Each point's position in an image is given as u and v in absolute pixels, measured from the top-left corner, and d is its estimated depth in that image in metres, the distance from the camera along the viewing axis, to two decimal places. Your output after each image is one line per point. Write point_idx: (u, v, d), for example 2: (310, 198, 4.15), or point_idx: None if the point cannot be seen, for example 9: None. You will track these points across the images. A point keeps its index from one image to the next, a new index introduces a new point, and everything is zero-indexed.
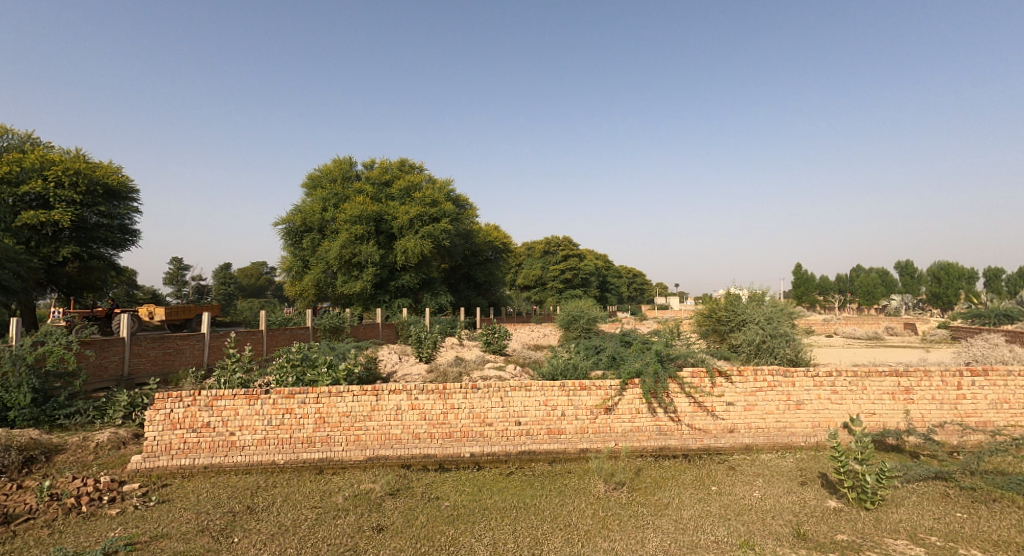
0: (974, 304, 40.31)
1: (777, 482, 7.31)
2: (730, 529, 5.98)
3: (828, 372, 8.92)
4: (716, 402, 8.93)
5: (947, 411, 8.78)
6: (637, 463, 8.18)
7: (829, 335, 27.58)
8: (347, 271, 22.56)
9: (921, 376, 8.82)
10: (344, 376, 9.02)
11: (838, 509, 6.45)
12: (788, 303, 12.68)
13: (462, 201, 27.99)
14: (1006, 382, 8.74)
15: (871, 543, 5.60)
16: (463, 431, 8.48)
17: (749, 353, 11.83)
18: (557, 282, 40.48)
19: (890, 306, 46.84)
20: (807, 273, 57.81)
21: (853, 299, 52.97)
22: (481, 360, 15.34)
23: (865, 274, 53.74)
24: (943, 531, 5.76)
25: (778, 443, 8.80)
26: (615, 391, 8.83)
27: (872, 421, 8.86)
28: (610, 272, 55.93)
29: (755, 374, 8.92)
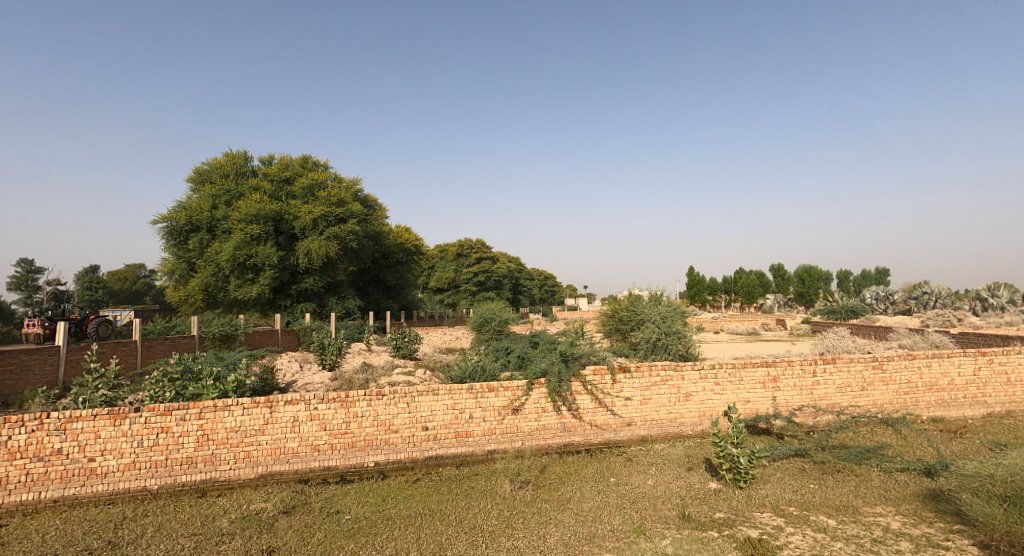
0: (830, 302, 46.19)
1: (668, 469, 7.88)
2: (623, 517, 6.34)
3: (711, 364, 9.76)
4: (615, 398, 9.41)
5: (807, 395, 9.96)
6: (542, 460, 8.41)
7: (719, 331, 29.94)
8: (241, 274, 20.84)
9: (786, 365, 9.94)
10: (234, 388, 8.36)
11: (718, 490, 7.07)
12: (681, 303, 13.61)
13: (371, 201, 27.12)
14: (852, 368, 10.11)
15: (743, 518, 6.22)
16: (367, 440, 8.20)
17: (646, 350, 12.47)
18: (470, 285, 40.36)
19: (765, 303, 52.28)
20: (698, 274, 62.57)
21: (735, 298, 58.43)
22: (390, 367, 14.94)
23: (745, 275, 59.53)
24: (800, 501, 6.53)
25: (670, 433, 9.51)
26: (521, 391, 9.01)
27: (747, 408, 9.81)
28: (522, 274, 56.98)
29: (649, 369, 9.53)
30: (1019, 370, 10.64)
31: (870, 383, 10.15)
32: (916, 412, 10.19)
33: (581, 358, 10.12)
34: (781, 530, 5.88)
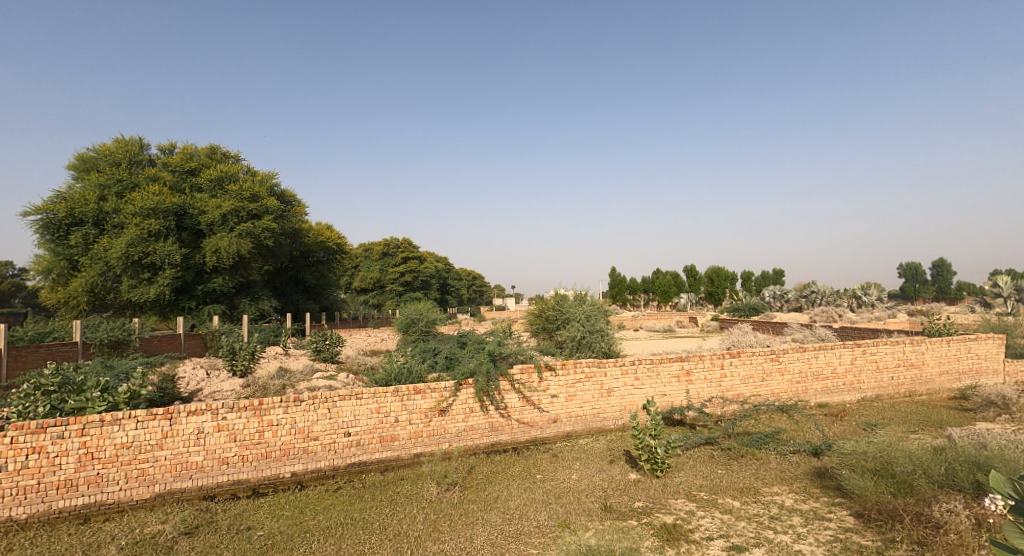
0: (737, 300, 49.68)
1: (592, 463, 8.08)
2: (548, 513, 6.41)
3: (632, 360, 10.12)
4: (542, 395, 9.51)
5: (716, 387, 10.61)
6: (470, 461, 8.35)
7: (638, 329, 31.28)
8: (136, 273, 19.00)
9: (698, 359, 10.53)
10: (125, 400, 7.59)
11: (637, 480, 7.34)
12: (603, 302, 14.04)
13: (288, 196, 25.74)
14: (756, 360, 10.89)
15: (659, 505, 6.49)
16: (283, 449, 7.74)
17: (571, 348, 12.75)
18: (397, 285, 39.34)
19: (680, 301, 55.28)
20: (619, 274, 65.07)
21: (653, 297, 61.36)
22: (309, 371, 14.25)
23: (662, 275, 62.67)
24: (710, 486, 6.92)
25: (593, 427, 9.78)
26: (449, 392, 8.85)
27: (664, 401, 10.29)
28: (450, 274, 56.55)
29: (574, 366, 9.72)
30: (891, 358, 11.97)
31: (769, 374, 10.98)
32: (807, 398, 11.19)
33: (508, 357, 10.15)
34: (692, 514, 6.19)
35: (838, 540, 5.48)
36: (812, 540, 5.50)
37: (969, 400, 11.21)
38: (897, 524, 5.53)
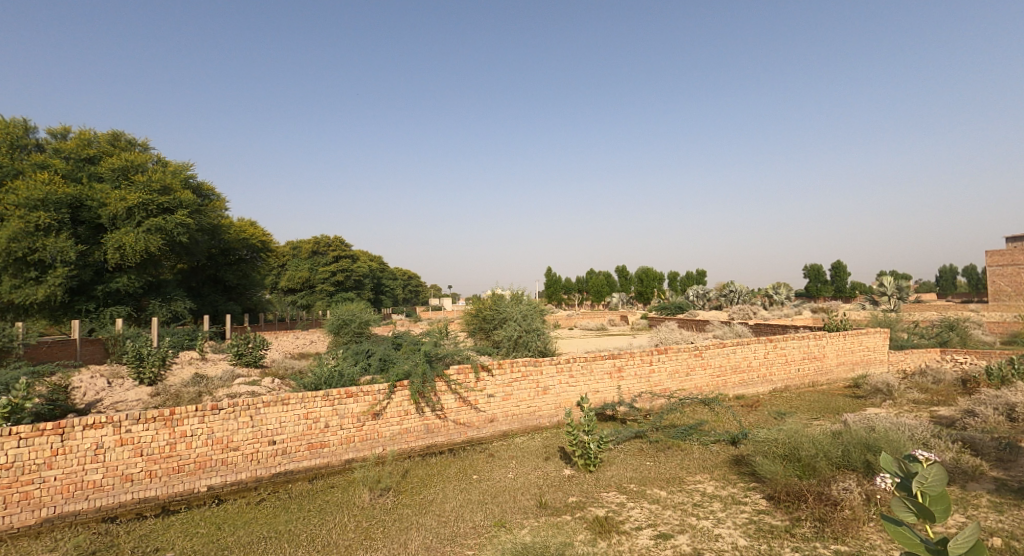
0: (665, 298, 51.78)
1: (527, 461, 8.04)
2: (483, 512, 6.30)
3: (567, 358, 10.20)
4: (479, 395, 9.38)
5: (645, 383, 10.92)
6: (404, 465, 8.06)
7: (572, 328, 31.80)
8: (22, 271, 16.99)
9: (630, 356, 10.79)
10: (6, 414, 6.71)
11: (571, 476, 7.38)
12: (539, 301, 14.08)
13: (206, 189, 24.05)
14: (683, 356, 11.32)
15: (592, 499, 6.54)
16: (198, 462, 7.13)
17: (508, 347, 12.71)
18: (328, 285, 37.60)
19: (612, 300, 56.89)
20: (554, 275, 66.11)
21: (587, 297, 62.78)
22: (229, 377, 13.32)
23: (595, 275, 64.26)
24: (640, 478, 7.07)
25: (528, 426, 9.76)
26: (382, 395, 8.50)
27: (597, 397, 10.46)
28: (385, 274, 55.12)
29: (511, 365, 9.65)
30: (799, 351, 12.85)
31: (694, 369, 11.45)
32: (726, 391, 11.78)
33: (443, 358, 9.93)
34: (623, 506, 6.28)
35: (753, 522, 5.72)
36: (730, 524, 5.72)
37: (863, 388, 12.27)
38: (801, 504, 5.86)
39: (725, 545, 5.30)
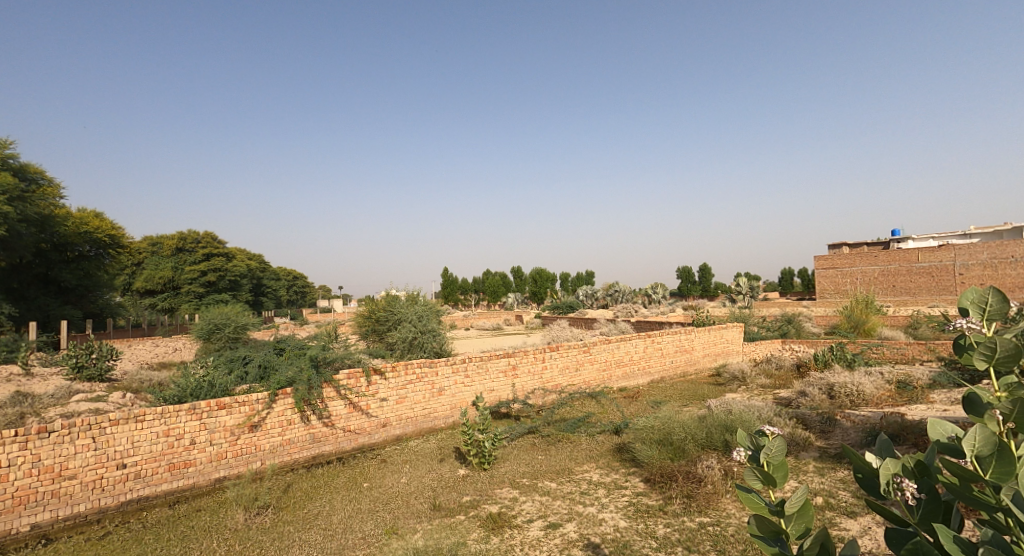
0: (557, 298, 53.42)
1: (421, 464, 7.61)
2: (374, 521, 5.80)
3: (462, 358, 9.92)
4: (371, 400, 8.70)
5: (538, 379, 10.97)
6: (286, 479, 7.23)
7: (466, 328, 31.64)
8: None
9: (524, 354, 10.79)
10: None
11: (466, 475, 7.09)
12: (435, 302, 13.60)
13: (33, 172, 20.29)
14: (573, 352, 11.59)
15: (485, 496, 6.33)
16: (19, 497, 5.68)
17: (402, 349, 12.10)
18: (196, 286, 33.71)
19: (507, 300, 57.58)
20: (448, 275, 65.44)
21: (483, 297, 62.97)
22: (63, 394, 11.22)
23: (490, 275, 64.66)
24: (532, 472, 6.99)
25: (423, 428, 9.30)
26: (262, 405, 7.53)
27: (492, 396, 10.28)
28: (266, 274, 50.85)
29: (405, 368, 9.12)
30: (672, 345, 13.79)
31: (582, 364, 11.73)
32: (612, 384, 12.26)
33: (332, 362, 9.07)
34: (516, 501, 6.13)
35: (632, 504, 5.87)
36: (612, 508, 5.81)
37: (722, 376, 13.48)
38: (672, 483, 6.12)
39: (607, 529, 5.35)
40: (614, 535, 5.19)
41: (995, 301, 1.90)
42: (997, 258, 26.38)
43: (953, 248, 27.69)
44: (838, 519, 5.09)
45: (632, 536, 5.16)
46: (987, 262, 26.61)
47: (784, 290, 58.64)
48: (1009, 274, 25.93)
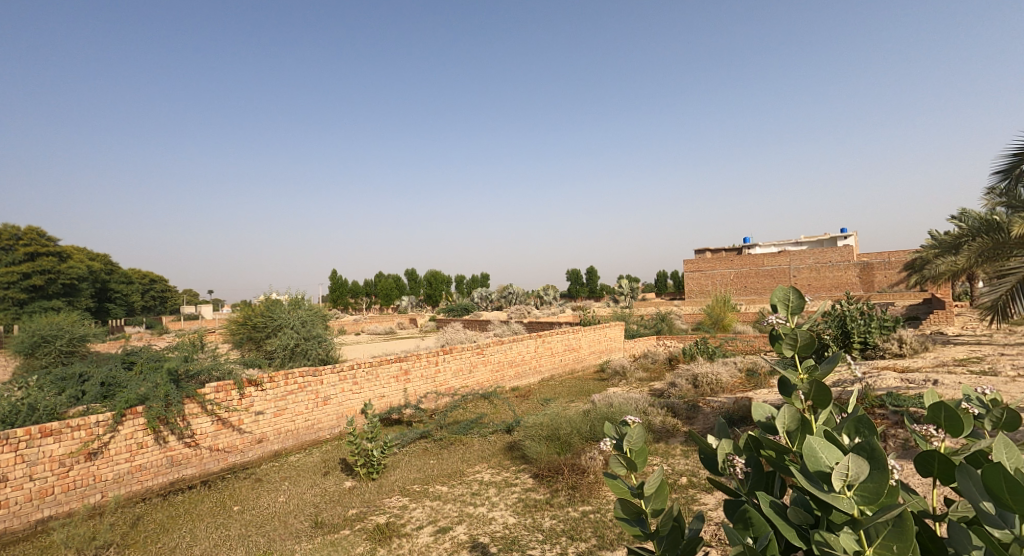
0: (449, 300, 52.88)
1: (302, 480, 6.69)
2: (244, 547, 5.01)
3: (350, 364, 9.00)
4: (244, 415, 7.51)
5: (431, 383, 10.52)
6: (135, 511, 5.89)
7: (355, 333, 29.94)
8: None
9: (416, 359, 10.24)
10: None
11: (352, 487, 6.43)
12: (323, 306, 12.30)
13: None
14: (464, 354, 11.32)
15: (373, 507, 5.81)
16: None
17: (282, 357, 10.53)
18: (21, 292, 28.17)
19: (398, 304, 55.84)
20: (334, 278, 61.95)
21: (372, 301, 60.42)
22: None
23: (379, 279, 62.29)
24: (424, 477, 6.61)
25: (305, 442, 8.22)
26: (104, 428, 6.09)
27: (381, 403, 9.53)
28: (115, 277, 44.13)
29: (285, 378, 8.03)
30: (560, 344, 14.17)
31: (475, 366, 11.59)
32: (504, 384, 12.21)
33: (196, 376, 7.63)
34: (405, 509, 5.74)
35: (522, 499, 5.82)
36: (503, 505, 5.69)
37: (605, 372, 14.09)
38: (558, 476, 6.20)
39: (497, 527, 5.21)
40: (503, 533, 5.07)
41: (793, 296, 1.97)
42: (820, 262, 31.09)
43: (789, 254, 32.06)
44: (700, 495, 5.42)
45: (519, 531, 5.08)
46: (814, 266, 31.19)
47: (656, 292, 63.79)
48: (829, 276, 30.67)
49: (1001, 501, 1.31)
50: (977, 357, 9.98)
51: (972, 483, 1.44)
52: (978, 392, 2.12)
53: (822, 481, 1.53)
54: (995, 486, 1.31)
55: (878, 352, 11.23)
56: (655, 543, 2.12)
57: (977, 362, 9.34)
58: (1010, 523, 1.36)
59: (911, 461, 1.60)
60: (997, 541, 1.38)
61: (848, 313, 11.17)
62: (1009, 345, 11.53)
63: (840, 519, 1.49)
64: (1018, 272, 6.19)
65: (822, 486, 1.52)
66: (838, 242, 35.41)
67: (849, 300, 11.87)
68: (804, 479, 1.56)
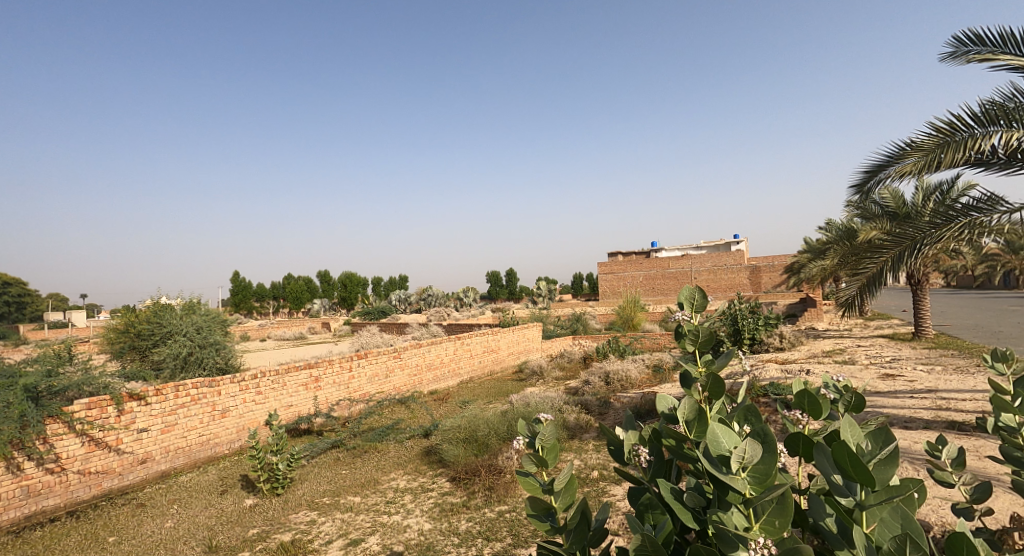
0: (364, 302, 51.23)
1: (195, 501, 6.13)
2: None
3: (253, 374, 8.40)
4: (123, 434, 6.75)
5: (344, 390, 10.06)
6: None
7: (262, 338, 27.89)
8: None
9: (327, 365, 9.75)
10: None
11: (253, 505, 5.99)
12: (221, 311, 11.36)
13: None
14: (380, 358, 10.95)
15: (277, 525, 5.44)
16: None
17: (173, 368, 9.59)
18: None
19: (309, 307, 53.23)
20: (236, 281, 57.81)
21: (279, 305, 57.12)
22: None
23: (287, 281, 58.99)
24: (335, 489, 6.31)
25: (199, 459, 7.53)
26: None
27: (289, 413, 8.97)
28: None
29: (176, 391, 7.34)
30: (480, 346, 14.17)
31: (392, 370, 11.25)
32: (421, 388, 11.98)
33: (63, 392, 6.72)
34: (313, 524, 5.43)
35: (438, 504, 5.73)
36: (418, 512, 5.57)
37: (524, 372, 14.28)
38: (475, 478, 6.19)
39: (411, 534, 5.09)
40: (418, 540, 4.97)
41: (698, 294, 2.03)
42: (717, 265, 33.72)
43: (691, 258, 34.42)
44: (610, 487, 5.64)
45: (435, 537, 5.00)
46: (712, 269, 33.75)
47: (571, 293, 65.81)
48: (724, 278, 33.32)
49: (849, 472, 1.49)
50: (841, 349, 11.33)
51: (825, 458, 1.62)
52: (830, 379, 2.38)
53: (721, 463, 1.63)
54: (847, 461, 1.48)
55: (763, 347, 12.38)
56: (564, 537, 2.15)
57: (842, 353, 10.61)
58: (854, 491, 1.55)
59: (782, 443, 1.73)
60: (846, 508, 1.57)
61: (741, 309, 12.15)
62: (867, 338, 13.19)
63: (734, 498, 1.60)
64: (867, 273, 7.10)
65: (721, 468, 1.63)
66: (731, 246, 38.57)
67: (740, 299, 12.98)
68: (707, 462, 1.66)
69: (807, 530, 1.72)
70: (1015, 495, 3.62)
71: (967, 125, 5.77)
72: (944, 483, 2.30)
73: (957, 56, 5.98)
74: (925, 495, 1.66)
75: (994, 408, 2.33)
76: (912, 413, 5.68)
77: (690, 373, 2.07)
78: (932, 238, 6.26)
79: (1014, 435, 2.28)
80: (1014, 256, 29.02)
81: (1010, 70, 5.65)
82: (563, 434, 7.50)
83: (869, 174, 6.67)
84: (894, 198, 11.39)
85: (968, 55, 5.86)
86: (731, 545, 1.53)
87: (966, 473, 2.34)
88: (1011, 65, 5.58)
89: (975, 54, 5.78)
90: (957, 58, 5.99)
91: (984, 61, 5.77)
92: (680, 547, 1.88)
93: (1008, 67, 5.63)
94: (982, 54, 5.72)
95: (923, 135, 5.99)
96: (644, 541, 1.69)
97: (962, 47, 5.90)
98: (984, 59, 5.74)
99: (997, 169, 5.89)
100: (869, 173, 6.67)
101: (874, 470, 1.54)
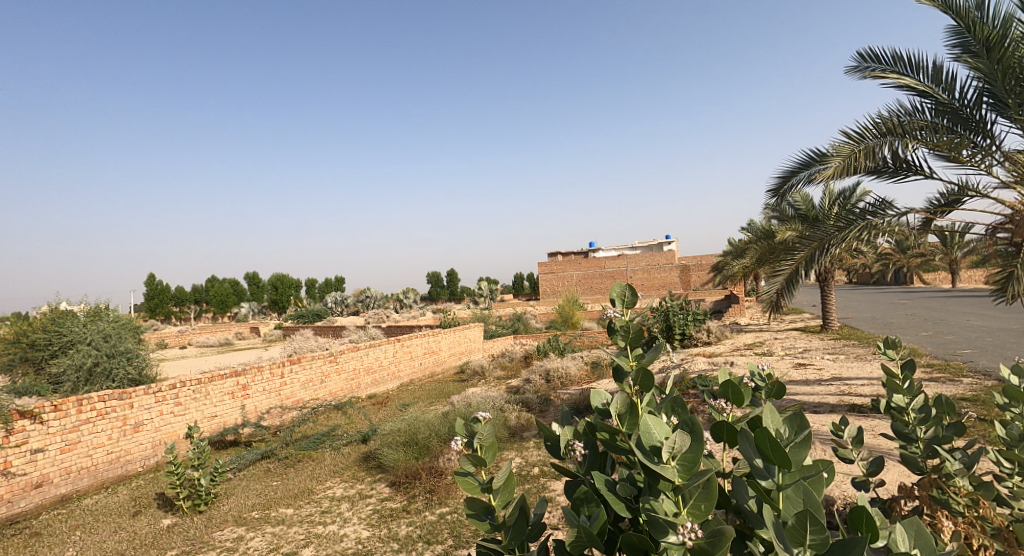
0: (297, 305, 49.10)
1: (103, 525, 5.67)
2: None
3: (171, 384, 7.88)
4: (13, 455, 6.14)
5: (274, 397, 9.63)
6: None
7: (181, 345, 25.94)
8: None
9: (255, 372, 9.28)
10: None
11: (171, 525, 5.63)
12: (133, 317, 10.54)
13: None
14: (314, 364, 10.57)
15: (199, 545, 5.13)
16: None
17: (75, 381, 8.71)
18: None
19: (237, 311, 50.40)
20: (154, 284, 53.65)
21: (203, 310, 53.65)
22: None
23: (212, 284, 55.54)
24: (264, 502, 6.02)
25: (107, 479, 6.96)
26: None
27: (213, 424, 8.48)
28: None
29: (79, 405, 6.78)
30: (420, 348, 13.96)
31: (327, 375, 10.87)
32: (359, 392, 11.68)
33: None
34: (241, 540, 5.19)
35: (376, 510, 5.62)
36: (356, 520, 5.44)
37: (465, 372, 14.24)
38: (415, 482, 6.14)
39: (348, 543, 4.97)
40: (356, 548, 4.86)
41: (629, 292, 2.12)
42: (650, 265, 35.13)
43: (626, 257, 35.59)
44: (549, 483, 5.75)
45: (373, 544, 4.91)
46: (645, 268, 35.07)
47: (512, 292, 66.25)
48: (657, 277, 34.78)
49: (768, 455, 1.62)
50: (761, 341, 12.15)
51: (749, 444, 1.75)
52: (756, 368, 2.57)
53: (652, 453, 1.73)
54: (765, 443, 1.61)
55: (692, 341, 13.04)
56: (502, 534, 2.18)
57: (762, 346, 11.35)
58: (772, 474, 1.68)
59: (708, 430, 1.85)
60: (765, 489, 1.70)
61: (673, 306, 12.73)
62: (782, 331, 14.22)
63: (665, 486, 1.70)
64: (784, 273, 7.67)
65: (653, 458, 1.72)
66: (663, 246, 40.29)
67: (671, 297, 13.59)
68: (640, 453, 1.75)
69: (731, 510, 1.84)
70: (903, 467, 4.06)
71: (867, 135, 6.35)
72: (844, 460, 2.54)
73: (858, 71, 6.59)
74: (836, 474, 1.83)
75: (887, 389, 2.58)
76: (820, 398, 6.20)
77: (621, 367, 2.17)
78: (837, 239, 6.85)
79: (902, 413, 2.55)
80: (903, 253, 32.41)
81: (898, 87, 6.30)
82: (504, 433, 7.55)
83: (783, 179, 7.21)
84: (804, 202, 12.39)
85: (866, 70, 6.47)
86: (661, 530, 1.63)
87: (863, 450, 2.59)
88: (898, 83, 6.22)
89: (871, 70, 6.40)
90: (858, 72, 6.58)
91: (878, 78, 6.40)
92: (615, 535, 1.97)
93: (896, 85, 6.28)
94: (877, 71, 6.35)
95: (832, 143, 6.54)
96: (581, 533, 1.76)
97: (863, 63, 6.50)
98: (878, 75, 6.37)
99: (888, 177, 6.55)
100: (783, 178, 7.21)
101: (790, 453, 1.69)
